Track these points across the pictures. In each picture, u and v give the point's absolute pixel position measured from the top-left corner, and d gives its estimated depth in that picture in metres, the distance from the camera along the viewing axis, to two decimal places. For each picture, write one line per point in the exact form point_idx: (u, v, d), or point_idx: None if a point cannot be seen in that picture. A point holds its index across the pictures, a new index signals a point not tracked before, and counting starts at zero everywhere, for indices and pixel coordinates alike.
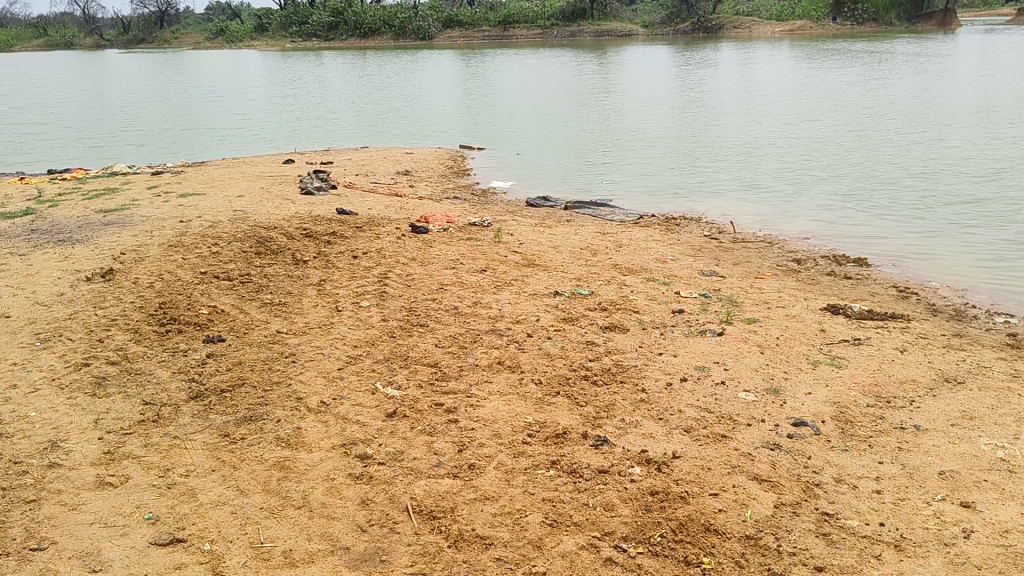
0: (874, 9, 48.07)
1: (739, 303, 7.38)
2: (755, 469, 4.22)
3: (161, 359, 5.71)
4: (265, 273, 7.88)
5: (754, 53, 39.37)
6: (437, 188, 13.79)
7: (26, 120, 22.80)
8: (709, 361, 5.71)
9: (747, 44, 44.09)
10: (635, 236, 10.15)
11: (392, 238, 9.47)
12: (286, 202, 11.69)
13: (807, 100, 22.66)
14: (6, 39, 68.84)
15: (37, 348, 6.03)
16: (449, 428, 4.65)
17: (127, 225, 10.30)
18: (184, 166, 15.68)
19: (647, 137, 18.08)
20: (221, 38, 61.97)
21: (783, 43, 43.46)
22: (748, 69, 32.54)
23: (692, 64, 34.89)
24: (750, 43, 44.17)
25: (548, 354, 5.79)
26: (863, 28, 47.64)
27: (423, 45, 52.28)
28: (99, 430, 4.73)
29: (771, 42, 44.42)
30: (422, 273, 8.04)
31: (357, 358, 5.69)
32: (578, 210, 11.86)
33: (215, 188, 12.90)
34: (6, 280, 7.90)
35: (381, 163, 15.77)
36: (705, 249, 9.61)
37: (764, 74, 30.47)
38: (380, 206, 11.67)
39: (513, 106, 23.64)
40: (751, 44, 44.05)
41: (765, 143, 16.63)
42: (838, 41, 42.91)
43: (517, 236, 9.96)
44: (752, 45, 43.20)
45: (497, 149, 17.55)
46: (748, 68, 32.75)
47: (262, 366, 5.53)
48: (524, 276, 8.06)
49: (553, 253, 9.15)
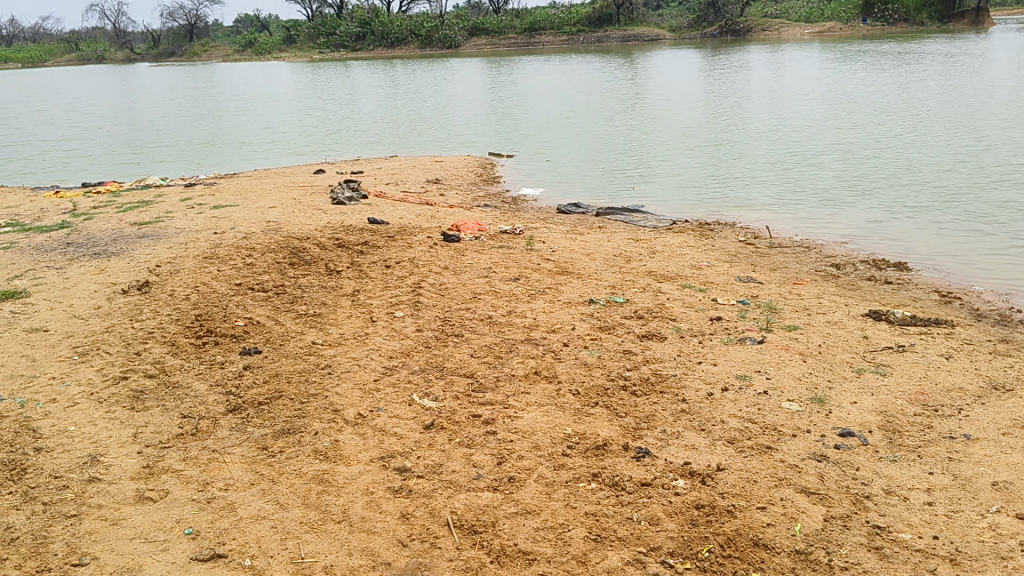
0: (905, 10, 47.62)
1: (778, 309, 7.27)
2: (803, 482, 4.12)
3: (198, 372, 5.73)
4: (299, 284, 7.90)
5: (783, 56, 39.15)
6: (467, 196, 13.79)
7: (61, 135, 23.14)
8: (750, 369, 5.61)
9: (775, 47, 43.85)
10: (669, 241, 10.05)
11: (424, 246, 9.46)
12: (318, 212, 11.74)
13: (841, 104, 22.40)
14: (39, 54, 70.14)
15: (76, 361, 6.08)
16: (488, 439, 4.59)
17: (162, 237, 10.42)
18: (217, 177, 15.84)
19: (678, 142, 18.01)
20: (250, 50, 62.68)
21: (813, 45, 43.13)
22: (778, 72, 32.30)
23: (721, 68, 34.67)
24: (779, 46, 43.95)
25: (585, 364, 5.72)
26: (894, 29, 47.20)
27: (450, 53, 52.60)
28: (137, 444, 4.74)
29: (800, 44, 44.12)
30: (456, 282, 8.02)
31: (393, 369, 5.66)
32: (610, 216, 11.79)
33: (247, 199, 12.99)
34: (42, 293, 8.00)
35: (412, 172, 15.80)
36: (741, 254, 9.49)
37: (795, 77, 30.17)
38: (411, 215, 11.68)
39: (542, 112, 23.64)
40: (780, 47, 43.80)
41: (798, 146, 16.48)
42: (868, 42, 42.53)
43: (550, 243, 9.91)
44: (781, 48, 42.94)
45: (527, 157, 17.55)
46: (779, 72, 32.41)
47: (298, 378, 5.51)
48: (558, 283, 8.01)
49: (586, 260, 9.09)
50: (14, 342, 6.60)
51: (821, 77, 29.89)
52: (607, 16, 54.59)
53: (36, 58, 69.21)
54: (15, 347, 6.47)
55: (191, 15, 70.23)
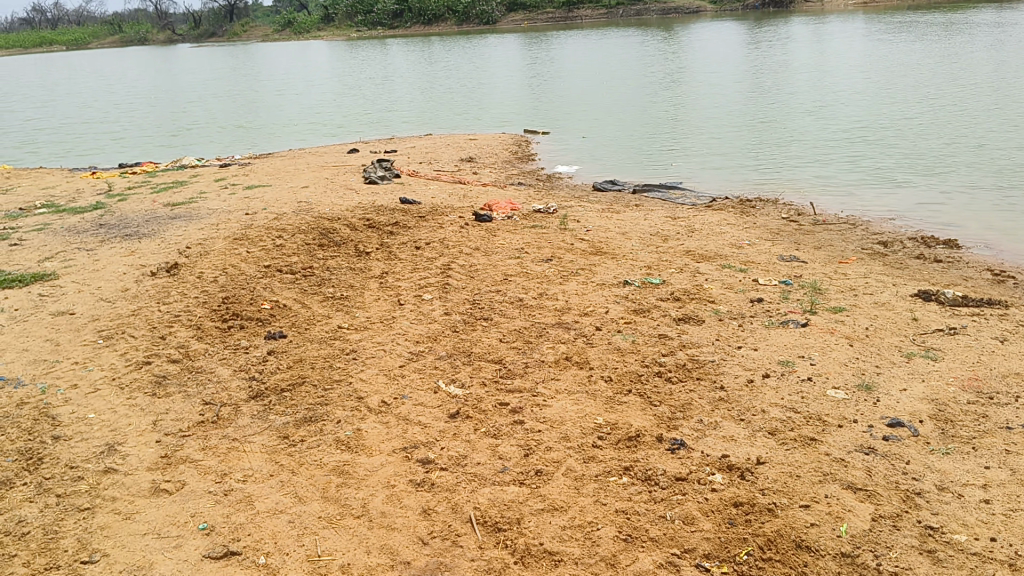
0: None
1: (822, 291, 6.97)
2: (849, 477, 3.87)
3: (222, 357, 5.60)
4: (328, 266, 7.75)
5: (826, 27, 38.25)
6: (501, 174, 13.56)
7: (101, 116, 23.28)
8: (794, 355, 5.35)
9: (818, 18, 42.91)
10: (707, 219, 9.74)
11: (455, 226, 9.27)
12: (350, 191, 11.62)
13: (886, 76, 21.74)
14: (84, 37, 71.08)
15: (100, 345, 6.00)
16: (515, 430, 4.40)
17: (194, 218, 10.36)
18: (252, 158, 15.78)
19: (718, 116, 17.61)
20: (289, 29, 62.85)
21: (857, 15, 42.09)
22: (820, 44, 31.51)
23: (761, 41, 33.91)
24: (823, 17, 42.94)
25: (618, 349, 5.50)
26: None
27: (487, 30, 52.19)
28: (157, 432, 4.62)
29: (844, 15, 43.07)
30: (486, 263, 7.83)
31: (419, 355, 5.48)
32: (647, 194, 11.50)
33: (280, 179, 12.90)
34: (72, 276, 7.96)
35: (446, 151, 15.60)
36: (782, 232, 9.16)
37: (837, 49, 29.40)
38: (443, 194, 11.49)
39: (579, 88, 23.26)
40: (823, 18, 42.79)
41: (843, 120, 16.02)
42: (915, 12, 41.42)
43: (584, 221, 9.67)
44: (824, 19, 41.96)
45: (562, 134, 17.27)
46: (821, 44, 31.61)
47: (322, 364, 5.35)
48: (592, 264, 7.76)
49: (621, 240, 8.82)
50: (40, 326, 6.54)
51: (864, 48, 29.10)
52: None
53: (79, 40, 70.02)
54: (41, 332, 6.41)
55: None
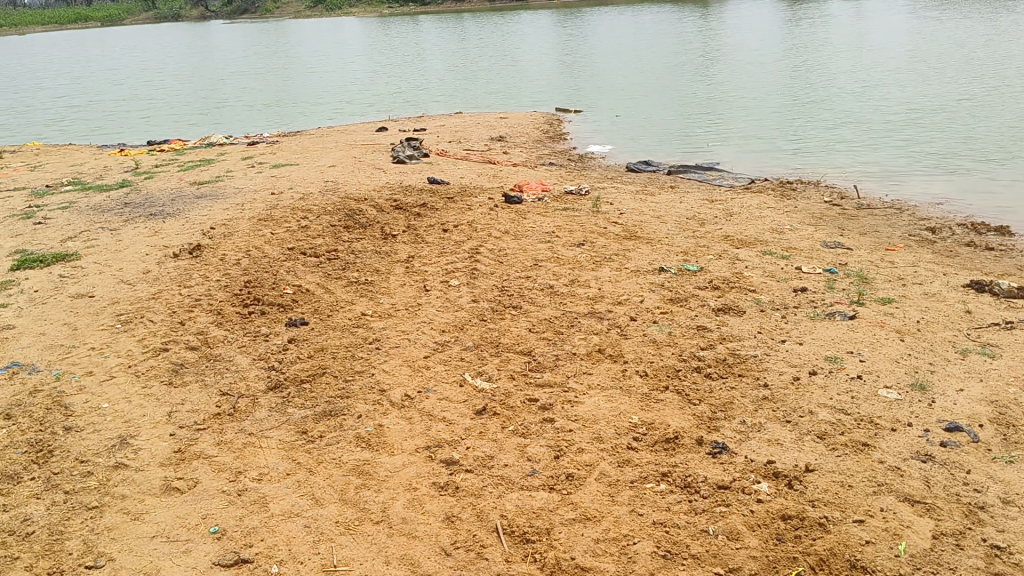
0: None
1: (869, 281, 6.63)
2: (906, 489, 3.58)
3: (241, 345, 5.40)
4: (353, 248, 7.53)
5: (864, 4, 37.38)
6: (532, 154, 13.26)
7: (131, 93, 23.24)
8: (841, 351, 5.04)
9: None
10: (745, 203, 9.39)
11: (485, 209, 9.01)
12: (377, 171, 11.39)
13: (927, 53, 21.09)
14: (118, 14, 71.39)
15: (119, 330, 5.84)
16: (545, 429, 4.15)
17: (219, 197, 10.19)
18: (280, 136, 15.61)
19: (756, 95, 17.17)
20: (321, 7, 62.64)
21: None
22: (858, 21, 30.77)
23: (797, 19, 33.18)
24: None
25: (654, 342, 5.22)
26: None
27: (519, 6, 51.68)
28: (171, 424, 4.43)
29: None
30: (516, 247, 7.56)
31: (445, 345, 5.24)
32: (682, 176, 11.15)
33: (308, 158, 12.71)
34: (94, 256, 7.82)
35: (476, 130, 15.31)
36: (825, 216, 8.79)
37: (875, 26, 28.67)
38: (473, 175, 11.22)
39: (612, 65, 22.85)
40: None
41: (886, 99, 15.53)
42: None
43: (618, 204, 9.36)
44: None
45: (595, 112, 16.93)
46: (858, 21, 30.85)
47: (344, 354, 5.13)
48: (626, 249, 7.47)
49: (656, 223, 8.51)
50: (59, 308, 6.40)
51: (904, 25, 28.35)
52: None
53: (114, 17, 70.34)
54: (60, 315, 6.26)
55: None
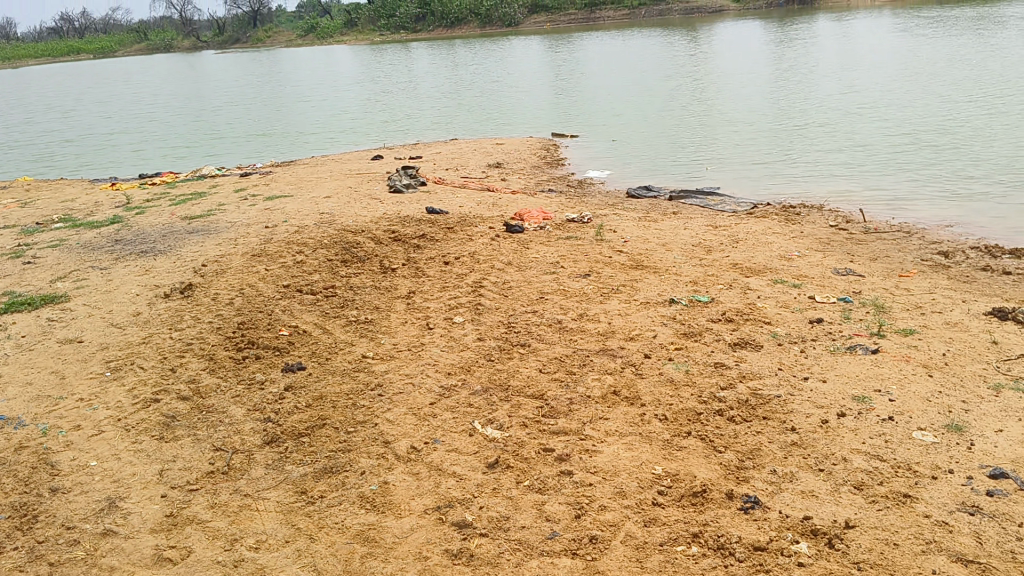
0: None
1: (887, 310, 6.39)
2: (956, 547, 3.33)
3: (236, 394, 5.13)
4: (351, 284, 7.27)
5: (852, 24, 37.57)
6: (530, 180, 13.05)
7: (123, 125, 23.05)
8: (869, 389, 4.79)
9: (845, 13, 42.24)
10: (751, 228, 9.17)
11: (485, 239, 8.77)
12: (374, 201, 11.16)
13: (921, 73, 21.02)
14: (109, 45, 71.45)
15: (107, 379, 5.57)
16: (563, 483, 3.89)
17: (212, 232, 9.95)
18: (273, 166, 15.41)
19: (752, 117, 17.07)
20: (312, 34, 62.80)
21: (884, 11, 41.41)
22: (848, 41, 30.83)
23: (787, 39, 33.24)
24: (849, 13, 42.28)
25: (671, 382, 4.95)
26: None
27: (510, 31, 51.89)
28: (163, 484, 4.16)
29: (871, 11, 42.39)
30: (520, 279, 7.32)
31: (451, 390, 4.97)
32: (685, 200, 10.94)
33: (302, 189, 12.48)
34: (83, 297, 7.58)
35: (473, 156, 15.12)
36: (834, 241, 8.57)
37: (866, 46, 28.69)
38: (471, 203, 11.00)
39: (606, 89, 22.78)
40: (850, 13, 42.14)
41: (884, 119, 15.43)
42: (943, 6, 40.69)
43: (621, 232, 9.13)
44: (850, 15, 41.30)
45: (591, 137, 16.79)
46: (848, 41, 30.91)
47: (345, 401, 4.86)
48: (633, 280, 7.22)
49: (661, 251, 8.28)
50: (46, 355, 6.14)
51: (894, 44, 28.38)
52: None
53: (106, 49, 70.42)
54: (46, 362, 6.00)
55: (254, 1, 70.78)
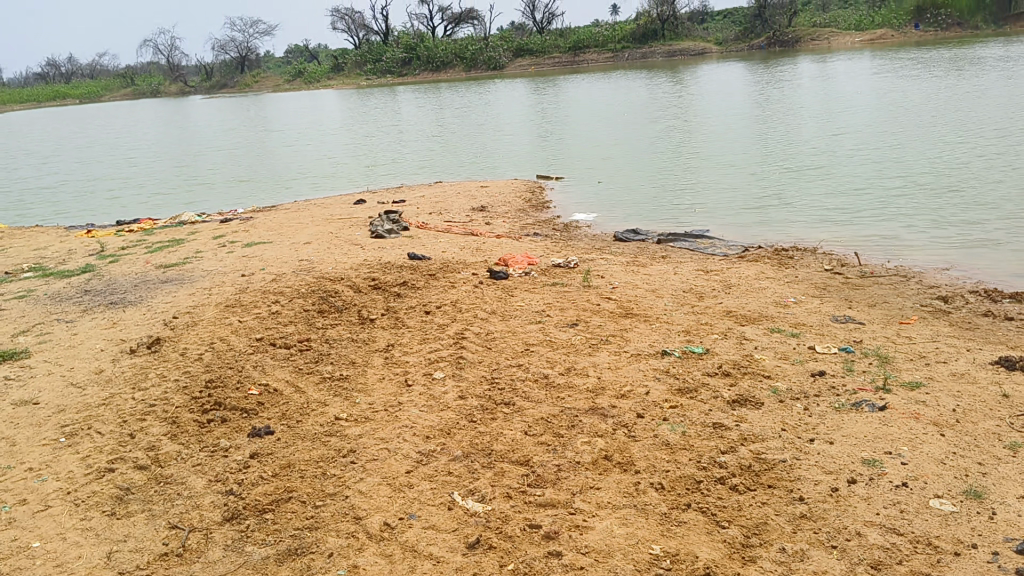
0: (959, 14, 46.75)
1: (891, 361, 6.10)
2: None
3: (197, 463, 4.76)
4: (327, 336, 6.92)
5: (833, 66, 37.93)
6: (515, 223, 12.80)
7: (102, 171, 22.76)
8: (879, 452, 4.48)
9: (825, 56, 42.74)
10: (743, 273, 8.92)
11: (469, 286, 8.47)
12: (355, 248, 10.87)
13: (904, 114, 21.01)
14: (94, 90, 71.45)
15: (60, 446, 5.19)
16: (551, 566, 3.54)
17: (185, 281, 9.60)
18: (254, 211, 15.12)
19: (739, 159, 16.95)
20: (298, 79, 63.04)
21: (864, 53, 41.91)
22: (830, 82, 31.01)
23: (769, 81, 33.43)
24: (828, 55, 42.79)
25: (667, 446, 4.62)
26: (947, 33, 46.08)
27: (495, 74, 52.26)
28: (110, 569, 3.78)
29: (850, 53, 42.90)
30: (504, 330, 6.99)
31: (430, 456, 4.61)
32: (673, 244, 10.68)
33: (282, 235, 12.18)
34: (44, 353, 7.22)
35: (457, 199, 14.87)
36: (830, 286, 8.32)
37: (847, 87, 28.82)
38: (455, 248, 10.71)
39: (591, 131, 22.71)
40: (830, 56, 42.61)
41: (871, 161, 15.34)
42: (921, 48, 41.24)
43: (609, 277, 8.85)
44: (830, 57, 41.79)
45: (577, 179, 16.62)
46: (830, 82, 31.08)
47: (314, 471, 4.50)
48: (623, 330, 6.91)
49: (651, 298, 7.99)
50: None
51: (876, 85, 28.52)
52: (652, 32, 54.15)
53: (91, 94, 70.45)
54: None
55: (241, 47, 71.19)
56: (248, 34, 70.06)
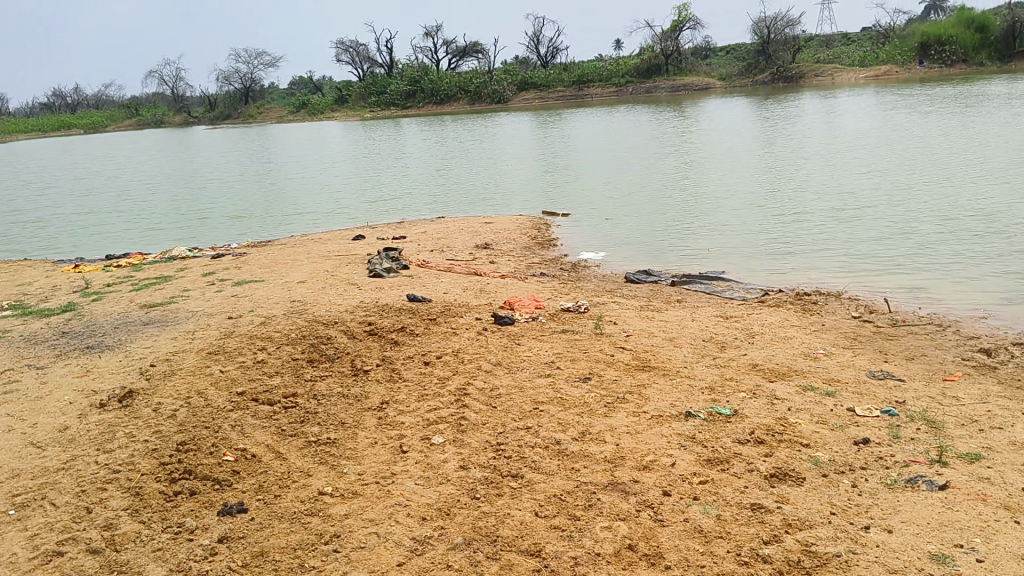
0: (963, 51, 46.75)
1: (942, 427, 5.49)
2: None
3: (158, 547, 4.17)
4: (315, 390, 6.31)
5: (837, 102, 37.63)
6: (520, 262, 12.24)
7: (98, 202, 22.31)
8: (948, 545, 3.87)
9: (829, 92, 42.46)
10: (766, 320, 8.33)
11: (473, 332, 7.90)
12: (351, 287, 10.30)
13: (916, 150, 20.60)
14: (99, 120, 71.45)
15: (8, 521, 4.60)
16: None
17: (169, 324, 9.03)
18: (248, 246, 14.60)
19: (750, 196, 16.48)
20: (302, 110, 63.01)
21: (867, 89, 41.63)
22: (836, 118, 30.61)
23: (775, 117, 33.05)
24: (832, 91, 42.54)
25: (701, 534, 4.02)
26: (952, 70, 45.91)
27: (499, 108, 52.14)
28: None
29: (854, 89, 42.67)
30: (511, 384, 6.39)
31: (427, 543, 4.01)
32: (689, 286, 10.10)
33: (275, 272, 11.63)
34: (8, 406, 6.64)
35: (459, 236, 14.32)
36: (861, 337, 7.73)
37: (854, 123, 28.39)
38: (457, 289, 10.14)
39: (597, 167, 22.27)
40: (832, 92, 42.38)
41: (887, 201, 14.89)
42: (925, 84, 40.99)
43: (622, 323, 8.27)
44: (833, 94, 41.49)
45: (583, 215, 16.14)
46: (835, 119, 30.67)
47: (292, 564, 3.90)
48: (641, 386, 6.31)
49: (669, 348, 7.39)
50: None
51: (883, 121, 28.11)
52: (655, 67, 54.18)
53: (96, 124, 70.49)
54: None
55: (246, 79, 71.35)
56: (253, 66, 70.19)
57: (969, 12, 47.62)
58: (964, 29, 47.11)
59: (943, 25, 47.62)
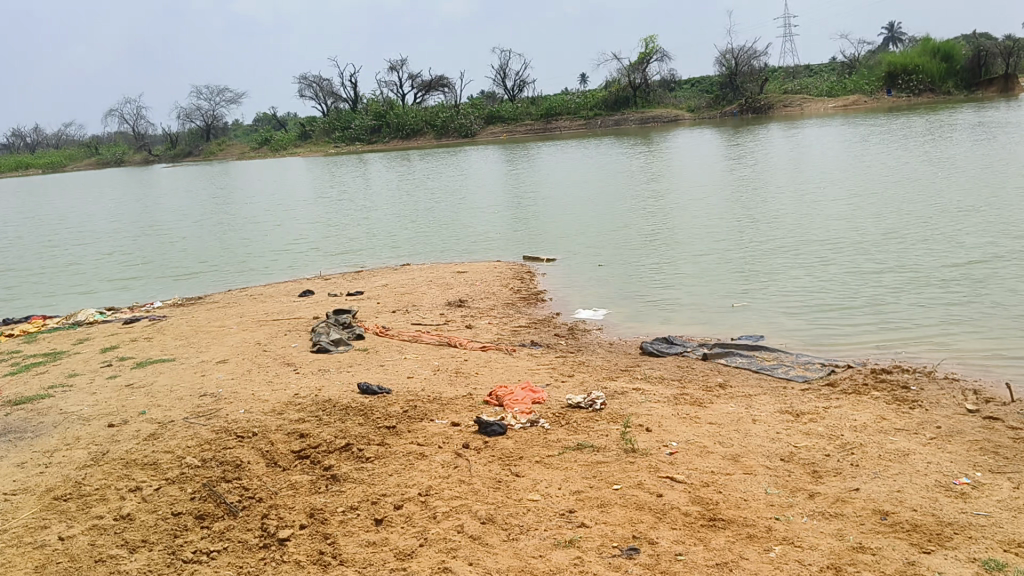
0: (930, 79, 45.53)
1: None
2: None
3: None
4: None
5: (810, 132, 36.03)
6: (501, 326, 9.90)
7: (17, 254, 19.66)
8: None
9: (798, 123, 40.90)
10: (856, 421, 6.00)
11: (451, 452, 5.48)
12: (285, 371, 7.85)
13: (923, 178, 18.57)
14: (58, 160, 68.56)
15: None
16: None
17: (25, 436, 6.50)
18: (173, 307, 12.09)
19: (761, 230, 14.17)
20: (264, 147, 60.58)
21: (837, 120, 40.23)
22: (815, 149, 28.73)
23: (749, 150, 31.22)
24: (802, 121, 41.14)
25: None
26: (920, 99, 44.70)
27: (466, 143, 50.20)
28: None
29: (823, 119, 41.22)
30: (516, 567, 4.00)
31: None
32: (727, 361, 7.76)
33: (195, 347, 9.16)
34: None
35: (427, 291, 11.90)
36: (1004, 452, 5.41)
37: (838, 154, 26.42)
38: (425, 371, 7.71)
39: (576, 204, 19.99)
40: (802, 123, 40.88)
41: (927, 228, 12.60)
42: (898, 114, 39.62)
43: (658, 428, 5.88)
44: (802, 124, 39.96)
45: (572, 259, 13.74)
46: (815, 150, 28.84)
47: None
48: (726, 567, 3.95)
49: (740, 477, 5.03)
50: None
51: (869, 151, 26.24)
52: (624, 99, 52.58)
53: (54, 164, 67.63)
54: None
55: (207, 116, 68.85)
56: (214, 103, 67.72)
57: (932, 42, 46.67)
58: (929, 58, 46.13)
59: (908, 55, 46.35)
